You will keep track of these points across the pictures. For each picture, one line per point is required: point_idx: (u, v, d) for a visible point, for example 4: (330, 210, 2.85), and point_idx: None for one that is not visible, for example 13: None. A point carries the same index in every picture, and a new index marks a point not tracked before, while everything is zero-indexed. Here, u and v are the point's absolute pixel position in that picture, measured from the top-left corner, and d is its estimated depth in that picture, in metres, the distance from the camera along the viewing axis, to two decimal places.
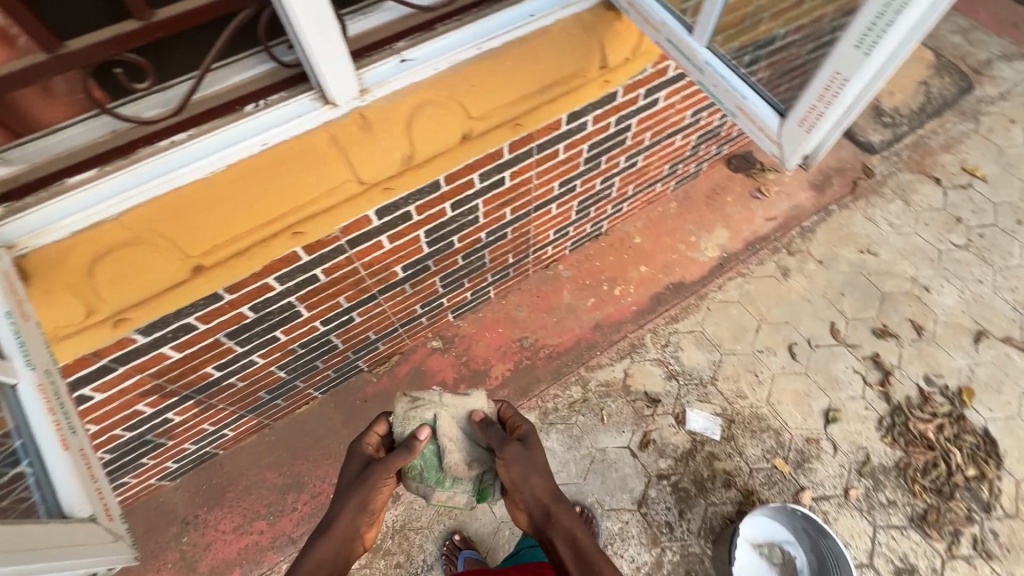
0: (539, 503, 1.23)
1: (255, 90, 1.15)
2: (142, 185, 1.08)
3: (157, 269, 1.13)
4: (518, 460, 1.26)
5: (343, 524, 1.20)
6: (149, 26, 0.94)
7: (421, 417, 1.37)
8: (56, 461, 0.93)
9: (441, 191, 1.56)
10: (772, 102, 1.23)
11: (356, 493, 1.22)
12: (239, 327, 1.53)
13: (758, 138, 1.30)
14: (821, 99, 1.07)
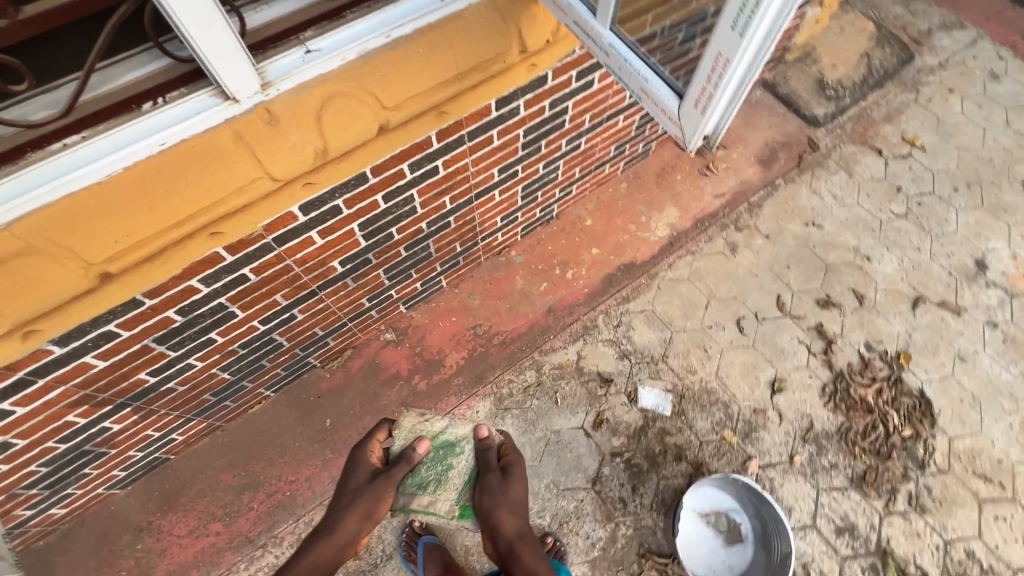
0: (506, 535, 1.47)
1: (151, 88, 1.11)
2: (28, 194, 1.03)
3: (57, 279, 1.09)
4: (493, 493, 1.54)
5: (346, 518, 1.47)
6: (15, 24, 0.90)
7: (427, 426, 1.69)
8: None
9: (369, 184, 1.54)
10: (671, 83, 1.20)
11: (362, 495, 1.49)
12: (168, 332, 1.50)
13: (662, 122, 1.27)
14: (708, 80, 1.05)
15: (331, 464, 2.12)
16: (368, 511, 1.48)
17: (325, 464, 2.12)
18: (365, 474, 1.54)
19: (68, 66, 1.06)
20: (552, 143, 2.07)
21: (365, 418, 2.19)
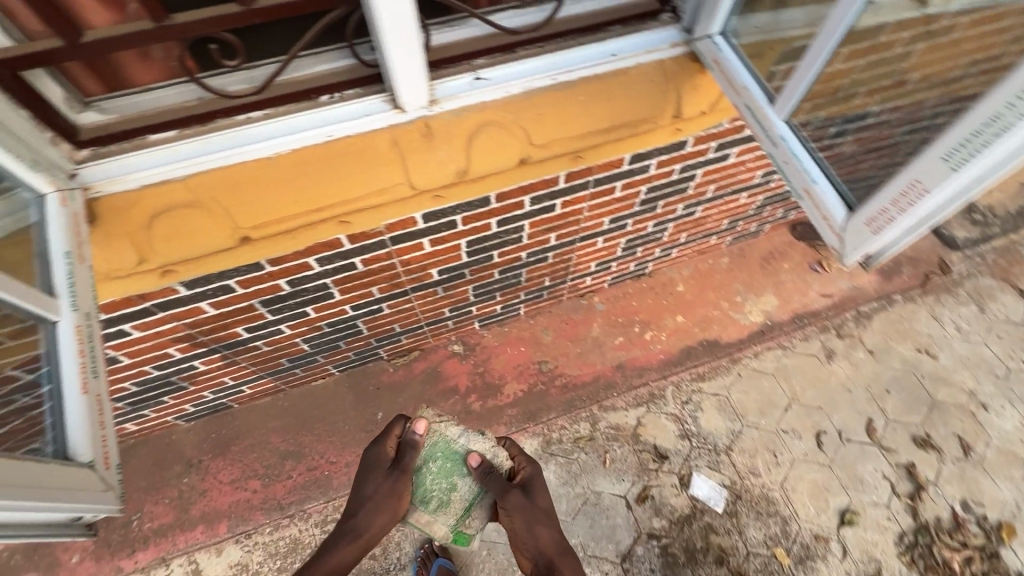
0: (544, 552, 1.45)
1: (332, 83, 1.19)
2: (209, 155, 1.17)
3: (207, 233, 1.20)
4: (517, 511, 1.42)
5: (372, 524, 1.39)
6: (247, 11, 1.00)
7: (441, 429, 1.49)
8: (73, 401, 1.04)
9: (491, 207, 1.57)
10: (842, 192, 1.19)
11: (385, 500, 1.39)
12: (274, 297, 1.59)
13: (819, 228, 1.25)
14: (895, 203, 1.05)
15: None
16: (392, 511, 1.39)
17: None
18: (380, 474, 1.43)
19: (271, 52, 1.15)
20: (668, 206, 2.04)
21: None
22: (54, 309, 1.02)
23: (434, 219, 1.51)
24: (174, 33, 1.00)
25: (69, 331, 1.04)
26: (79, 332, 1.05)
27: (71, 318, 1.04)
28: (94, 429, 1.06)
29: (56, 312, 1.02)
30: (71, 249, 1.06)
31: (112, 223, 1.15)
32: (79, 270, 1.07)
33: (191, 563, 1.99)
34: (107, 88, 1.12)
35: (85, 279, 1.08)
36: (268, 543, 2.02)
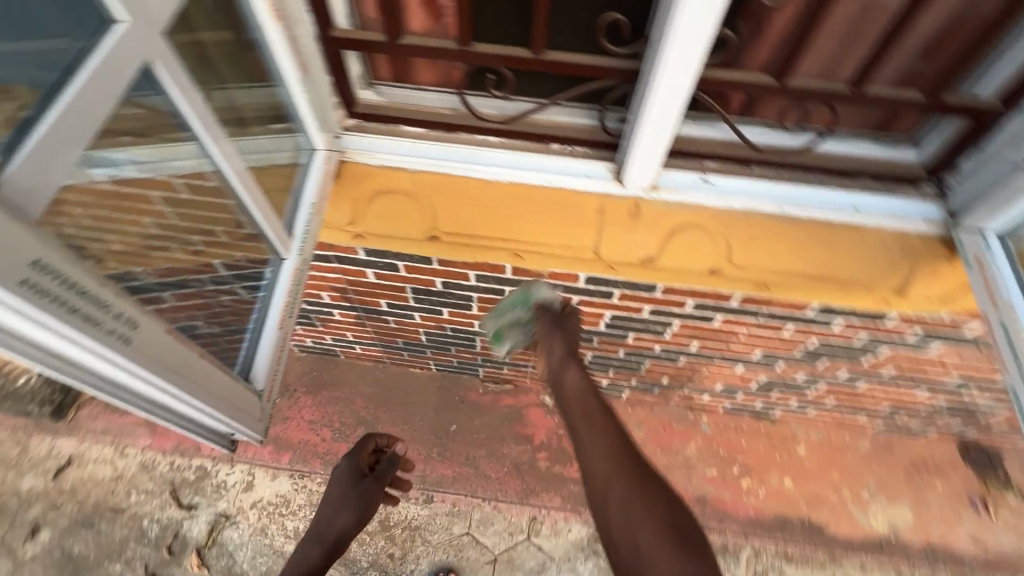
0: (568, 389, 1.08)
1: (570, 136, 1.26)
2: (443, 160, 1.29)
3: (411, 222, 1.32)
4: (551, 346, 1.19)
5: (336, 522, 1.43)
6: (536, 59, 1.10)
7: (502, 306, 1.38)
8: (270, 329, 1.21)
9: (652, 295, 1.53)
10: None
11: (353, 502, 1.45)
12: (425, 289, 1.72)
13: None
14: None
15: (431, 462, 2.23)
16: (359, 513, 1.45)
17: (427, 459, 2.24)
18: (347, 477, 1.49)
19: (533, 92, 1.25)
20: (829, 367, 1.84)
21: (478, 451, 2.26)
22: (288, 248, 1.23)
23: (595, 284, 1.47)
24: (469, 57, 1.13)
25: (290, 269, 1.24)
26: (296, 273, 1.24)
27: (295, 259, 1.24)
28: (274, 356, 1.22)
29: (287, 251, 1.23)
30: (316, 202, 1.25)
31: (346, 185, 1.32)
32: (314, 222, 1.26)
33: (250, 474, 2.18)
34: (393, 77, 1.29)
35: (315, 231, 1.26)
36: (315, 491, 2.15)
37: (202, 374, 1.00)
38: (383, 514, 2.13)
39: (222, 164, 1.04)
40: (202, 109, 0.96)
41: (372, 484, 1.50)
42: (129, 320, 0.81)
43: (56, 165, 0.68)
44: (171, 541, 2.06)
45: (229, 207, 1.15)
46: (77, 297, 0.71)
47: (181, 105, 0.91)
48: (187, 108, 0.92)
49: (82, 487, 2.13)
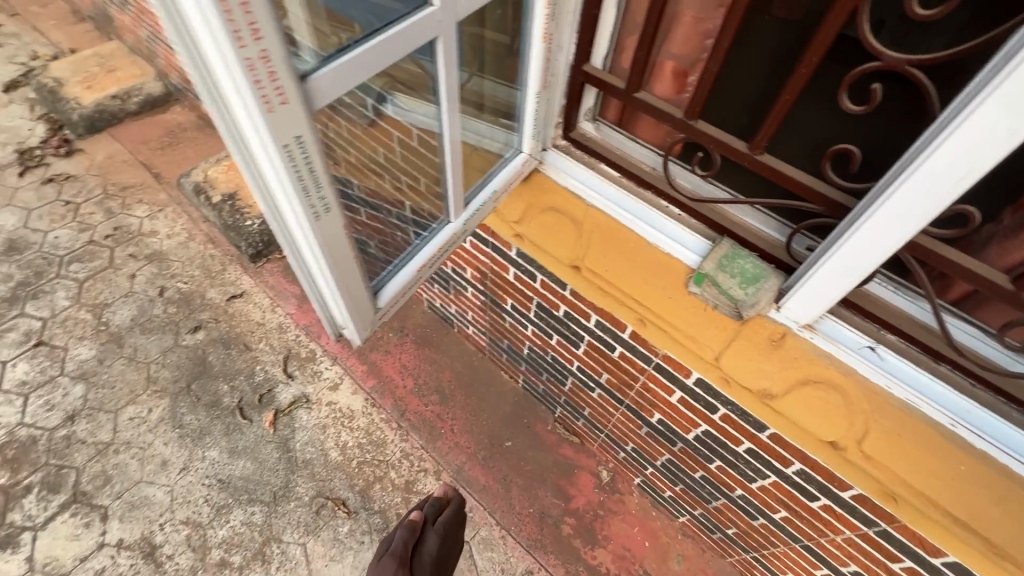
0: None
1: (747, 238, 1.24)
2: (617, 206, 1.37)
3: (561, 243, 1.43)
4: None
5: None
6: (748, 156, 1.10)
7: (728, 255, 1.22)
8: (410, 266, 1.34)
9: (757, 434, 1.41)
10: None
11: None
12: (547, 309, 1.81)
13: None
14: None
15: (473, 461, 2.30)
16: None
17: (471, 456, 2.31)
18: None
19: (732, 185, 1.26)
20: None
21: (516, 478, 2.26)
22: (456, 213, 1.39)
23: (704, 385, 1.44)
24: (688, 129, 1.17)
25: (450, 231, 1.40)
26: (452, 235, 1.40)
27: (456, 225, 1.40)
28: (402, 289, 1.32)
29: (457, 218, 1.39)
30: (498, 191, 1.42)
31: (528, 190, 1.48)
32: (487, 205, 1.42)
33: (340, 379, 2.50)
34: (616, 121, 1.42)
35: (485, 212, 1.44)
36: (375, 422, 2.38)
37: (351, 285, 1.14)
38: (412, 477, 2.25)
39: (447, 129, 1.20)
40: (455, 84, 1.11)
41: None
42: (326, 214, 0.96)
43: (330, 89, 0.82)
44: (263, 393, 2.44)
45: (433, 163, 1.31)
46: (308, 176, 0.87)
47: (441, 77, 1.07)
48: (444, 81, 1.09)
49: (237, 317, 2.68)
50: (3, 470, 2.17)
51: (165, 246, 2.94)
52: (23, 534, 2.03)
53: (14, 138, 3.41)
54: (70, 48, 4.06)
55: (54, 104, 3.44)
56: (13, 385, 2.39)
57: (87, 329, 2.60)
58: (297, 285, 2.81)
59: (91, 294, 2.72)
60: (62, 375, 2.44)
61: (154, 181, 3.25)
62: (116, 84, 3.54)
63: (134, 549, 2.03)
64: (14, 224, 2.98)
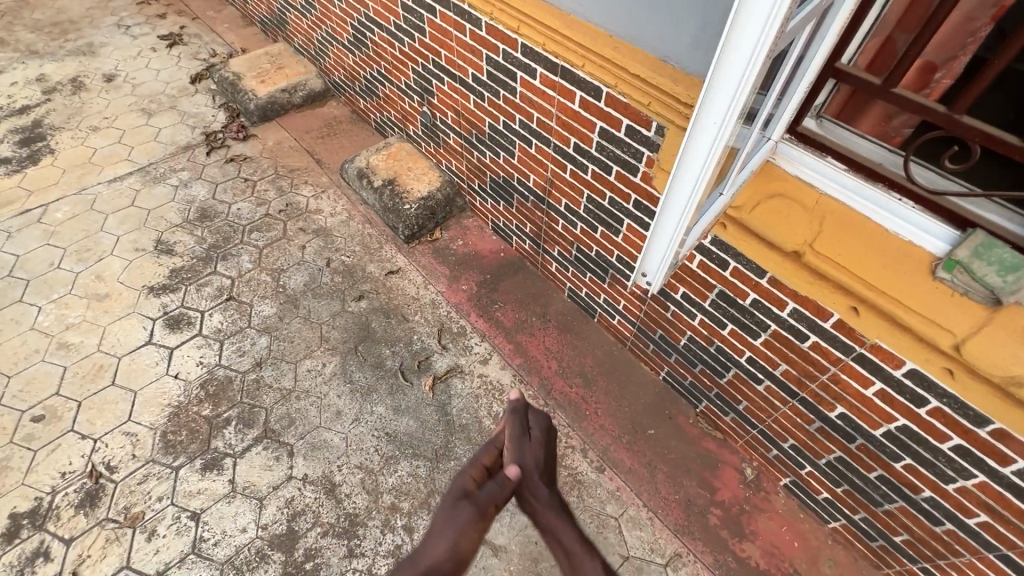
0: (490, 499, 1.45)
1: (990, 230, 1.31)
2: (855, 196, 1.50)
3: (789, 229, 1.56)
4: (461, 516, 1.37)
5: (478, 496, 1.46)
6: (1020, 148, 1.19)
7: (980, 243, 1.31)
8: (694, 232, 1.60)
9: (973, 430, 1.42)
10: None
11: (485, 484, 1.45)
12: (729, 297, 1.89)
13: None
14: None
15: (618, 443, 2.38)
16: (453, 545, 1.29)
17: (617, 439, 2.40)
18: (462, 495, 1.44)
19: (963, 179, 1.36)
20: None
21: (661, 465, 2.33)
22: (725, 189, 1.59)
23: (916, 378, 1.45)
24: (950, 122, 1.28)
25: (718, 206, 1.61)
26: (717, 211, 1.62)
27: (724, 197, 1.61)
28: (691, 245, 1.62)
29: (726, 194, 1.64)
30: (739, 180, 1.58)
31: (758, 181, 1.65)
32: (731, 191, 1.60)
33: (489, 354, 2.67)
34: (839, 116, 1.52)
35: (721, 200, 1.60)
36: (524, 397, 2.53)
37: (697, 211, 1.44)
38: (561, 452, 2.36)
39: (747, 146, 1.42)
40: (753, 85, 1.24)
41: (469, 504, 1.39)
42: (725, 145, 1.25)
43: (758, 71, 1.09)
44: (421, 360, 2.65)
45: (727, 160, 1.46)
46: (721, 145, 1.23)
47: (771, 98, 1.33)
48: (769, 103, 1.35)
49: (395, 291, 2.92)
50: (207, 403, 2.48)
51: (329, 223, 3.25)
52: (226, 459, 2.31)
53: (200, 122, 3.88)
54: (241, 48, 4.57)
55: (234, 94, 3.90)
56: (211, 331, 2.73)
57: (268, 290, 2.91)
58: (446, 266, 3.03)
59: (269, 259, 3.05)
60: (250, 328, 2.75)
61: (317, 166, 3.60)
62: (286, 79, 3.96)
63: (318, 484, 2.26)
64: (204, 195, 3.39)
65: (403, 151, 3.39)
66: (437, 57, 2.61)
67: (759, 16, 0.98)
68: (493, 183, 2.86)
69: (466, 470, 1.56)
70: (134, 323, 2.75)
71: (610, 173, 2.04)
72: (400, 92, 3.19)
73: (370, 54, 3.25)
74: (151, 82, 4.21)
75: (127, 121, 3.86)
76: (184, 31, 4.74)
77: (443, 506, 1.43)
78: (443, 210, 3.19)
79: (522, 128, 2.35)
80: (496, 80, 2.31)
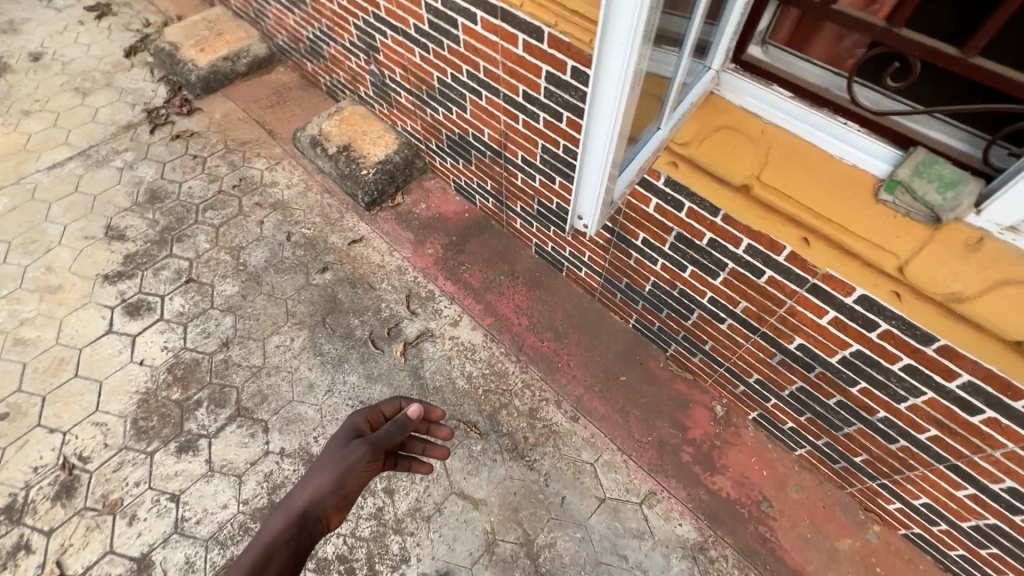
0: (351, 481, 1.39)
1: (932, 147, 1.32)
2: (799, 123, 1.48)
3: (737, 162, 1.53)
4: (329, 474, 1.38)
5: None
6: (960, 60, 1.18)
7: (919, 163, 1.32)
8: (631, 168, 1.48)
9: (920, 349, 1.45)
10: None
11: (341, 451, 1.41)
12: (687, 239, 1.87)
13: None
14: None
15: (591, 392, 2.42)
16: (336, 481, 1.35)
17: (589, 388, 2.43)
18: None
19: (909, 97, 1.34)
20: None
21: (634, 410, 2.37)
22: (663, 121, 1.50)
23: (865, 303, 1.47)
24: (889, 37, 1.24)
25: (657, 139, 1.51)
26: (659, 147, 1.54)
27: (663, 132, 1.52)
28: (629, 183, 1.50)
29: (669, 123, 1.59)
30: (681, 114, 1.52)
31: (703, 114, 1.59)
32: (672, 126, 1.52)
33: (459, 317, 2.66)
34: (786, 42, 1.48)
35: (665, 136, 1.54)
36: (496, 355, 2.53)
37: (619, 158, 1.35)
38: (535, 405, 2.39)
39: (677, 75, 1.34)
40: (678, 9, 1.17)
41: (362, 444, 1.42)
42: (636, 87, 1.15)
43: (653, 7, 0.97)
44: (391, 327, 2.63)
45: (660, 87, 1.36)
46: (635, 80, 1.13)
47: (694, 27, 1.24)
48: (694, 31, 1.25)
49: (359, 260, 2.86)
50: (176, 386, 2.44)
51: (286, 196, 3.14)
52: (200, 440, 2.31)
53: (140, 99, 3.67)
54: (177, 15, 4.28)
55: (173, 66, 3.67)
56: (173, 315, 2.66)
57: (228, 269, 2.84)
58: (410, 231, 2.97)
59: (227, 237, 2.96)
60: (213, 309, 2.69)
61: (269, 136, 3.45)
62: (227, 46, 3.73)
63: (296, 457, 2.27)
64: (152, 175, 3.24)
65: (356, 114, 3.25)
66: (377, 8, 2.46)
67: None
68: (450, 141, 2.76)
69: (366, 411, 1.58)
70: (92, 313, 2.67)
71: (562, 120, 1.97)
72: (345, 51, 3.02)
73: (310, 12, 3.06)
74: (82, 58, 3.94)
75: (60, 102, 3.63)
76: (113, 0, 4.41)
77: (335, 445, 1.47)
78: (403, 173, 3.09)
79: (470, 80, 2.25)
80: (439, 30, 2.19)
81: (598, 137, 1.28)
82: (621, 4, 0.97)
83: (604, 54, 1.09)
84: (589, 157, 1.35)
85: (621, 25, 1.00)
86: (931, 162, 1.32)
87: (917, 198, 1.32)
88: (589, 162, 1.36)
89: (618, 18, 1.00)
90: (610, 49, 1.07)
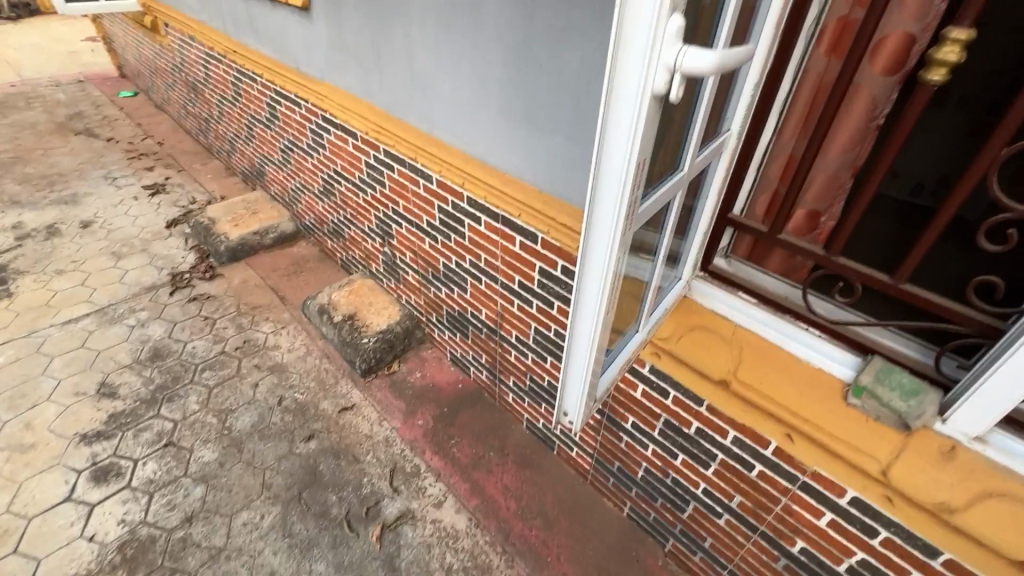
0: None
1: (890, 354, 1.45)
2: (766, 327, 1.65)
3: (712, 359, 1.65)
4: None
5: None
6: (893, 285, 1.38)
7: (878, 371, 1.43)
8: (613, 368, 1.59)
9: (927, 562, 1.35)
10: None
11: None
12: (676, 425, 1.89)
13: None
14: None
15: None
16: None
17: None
18: None
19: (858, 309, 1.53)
20: None
21: None
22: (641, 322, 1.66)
23: (855, 508, 1.43)
24: (828, 262, 1.47)
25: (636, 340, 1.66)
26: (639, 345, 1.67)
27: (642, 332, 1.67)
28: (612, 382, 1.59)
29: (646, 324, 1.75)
30: (658, 314, 1.69)
31: (679, 314, 1.78)
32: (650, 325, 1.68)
33: (444, 497, 2.52)
34: (746, 256, 1.73)
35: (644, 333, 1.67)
36: (479, 544, 2.34)
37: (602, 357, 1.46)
38: None
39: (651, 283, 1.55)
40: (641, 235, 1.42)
41: None
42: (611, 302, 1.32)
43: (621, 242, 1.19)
44: (370, 505, 2.47)
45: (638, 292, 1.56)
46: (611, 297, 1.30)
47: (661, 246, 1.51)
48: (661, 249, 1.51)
49: (347, 429, 2.82)
50: (120, 570, 2.20)
51: (286, 359, 3.22)
52: None
53: (169, 264, 4.00)
54: (221, 195, 4.91)
55: (207, 238, 4.09)
56: (141, 483, 2.52)
57: (211, 433, 2.77)
58: (402, 400, 2.98)
59: (218, 399, 2.95)
60: (185, 476, 2.56)
61: (280, 302, 3.68)
62: (260, 223, 4.20)
63: None
64: (160, 333, 3.38)
65: (365, 287, 3.50)
66: (396, 205, 2.85)
67: (608, 217, 1.13)
68: (449, 316, 2.96)
69: None
70: (56, 476, 2.53)
71: (553, 306, 2.16)
72: (363, 234, 3.41)
73: (336, 203, 3.53)
74: (127, 227, 4.40)
75: (95, 264, 3.95)
76: (169, 182, 5.11)
77: None
78: (402, 343, 3.22)
79: (472, 267, 2.51)
80: (448, 225, 2.51)
81: (581, 341, 1.41)
82: (595, 242, 1.20)
83: (584, 277, 1.28)
84: (573, 359, 1.46)
85: (597, 244, 1.19)
86: (889, 369, 1.42)
87: (883, 402, 1.40)
88: (574, 364, 1.47)
89: (595, 240, 1.20)
90: (588, 276, 1.27)
